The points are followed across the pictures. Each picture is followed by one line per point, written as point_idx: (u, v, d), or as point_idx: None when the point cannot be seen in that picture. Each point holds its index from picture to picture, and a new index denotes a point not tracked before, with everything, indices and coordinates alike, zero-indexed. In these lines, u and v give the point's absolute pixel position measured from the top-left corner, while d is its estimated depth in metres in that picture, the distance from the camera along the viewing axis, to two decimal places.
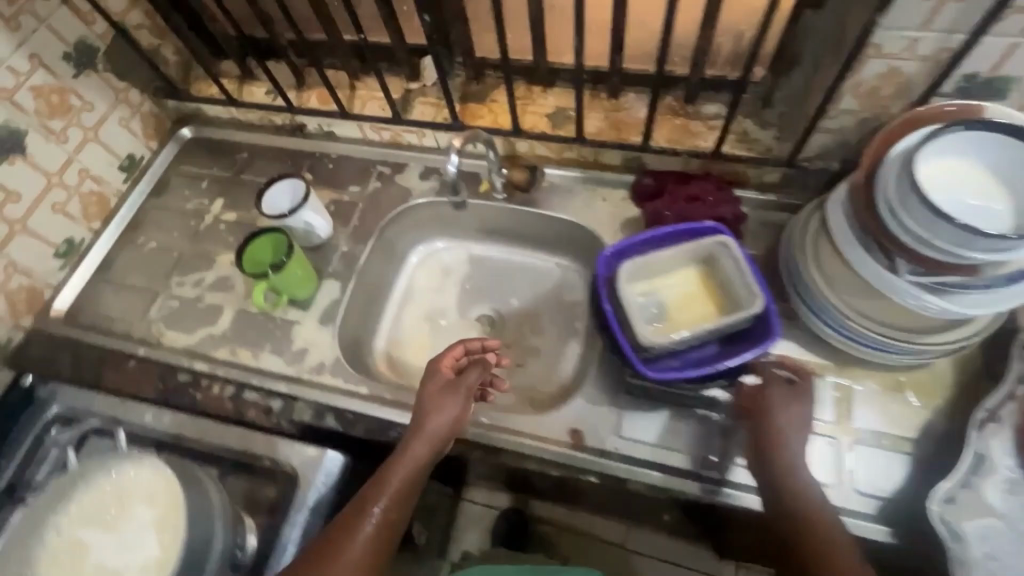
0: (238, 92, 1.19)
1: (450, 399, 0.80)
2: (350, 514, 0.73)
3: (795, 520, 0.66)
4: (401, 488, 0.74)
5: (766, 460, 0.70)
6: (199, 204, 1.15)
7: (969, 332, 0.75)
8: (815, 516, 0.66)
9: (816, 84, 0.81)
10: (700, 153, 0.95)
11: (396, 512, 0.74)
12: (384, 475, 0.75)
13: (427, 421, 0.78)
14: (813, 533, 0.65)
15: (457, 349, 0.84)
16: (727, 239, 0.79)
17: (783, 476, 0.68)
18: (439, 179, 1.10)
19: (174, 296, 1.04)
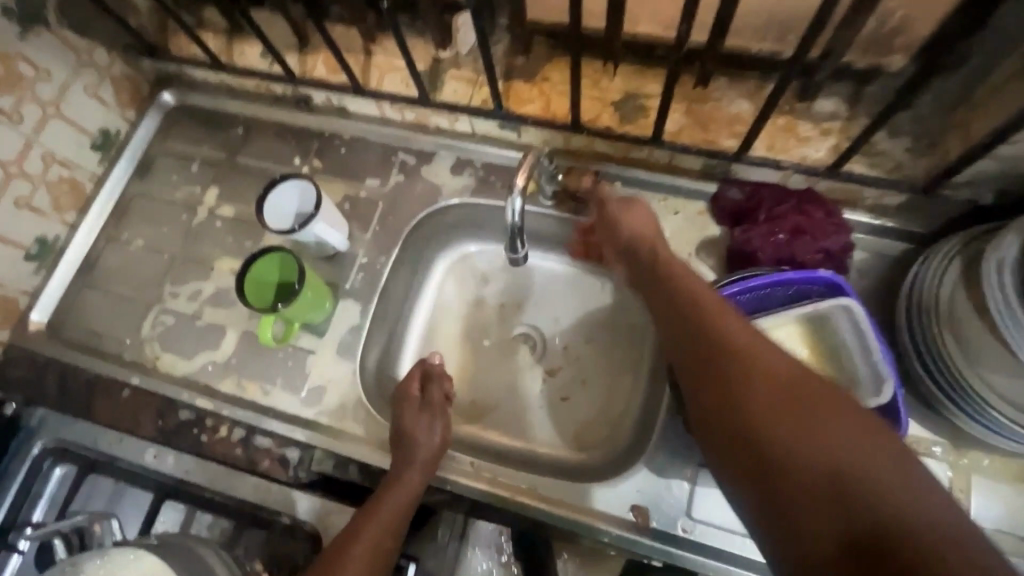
0: (226, 53, 0.96)
1: (424, 418, 0.74)
2: (338, 546, 0.65)
3: (747, 394, 0.51)
4: (393, 519, 0.67)
5: (688, 333, 0.59)
6: (189, 192, 0.98)
7: None
8: (753, 371, 0.53)
9: (996, 97, 0.61)
10: (809, 168, 0.76)
11: (389, 544, 0.66)
12: (377, 504, 0.68)
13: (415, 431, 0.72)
14: (749, 395, 0.51)
15: (415, 370, 0.79)
16: (851, 304, 0.64)
17: (725, 349, 0.55)
18: (474, 174, 0.91)
19: (169, 310, 0.90)
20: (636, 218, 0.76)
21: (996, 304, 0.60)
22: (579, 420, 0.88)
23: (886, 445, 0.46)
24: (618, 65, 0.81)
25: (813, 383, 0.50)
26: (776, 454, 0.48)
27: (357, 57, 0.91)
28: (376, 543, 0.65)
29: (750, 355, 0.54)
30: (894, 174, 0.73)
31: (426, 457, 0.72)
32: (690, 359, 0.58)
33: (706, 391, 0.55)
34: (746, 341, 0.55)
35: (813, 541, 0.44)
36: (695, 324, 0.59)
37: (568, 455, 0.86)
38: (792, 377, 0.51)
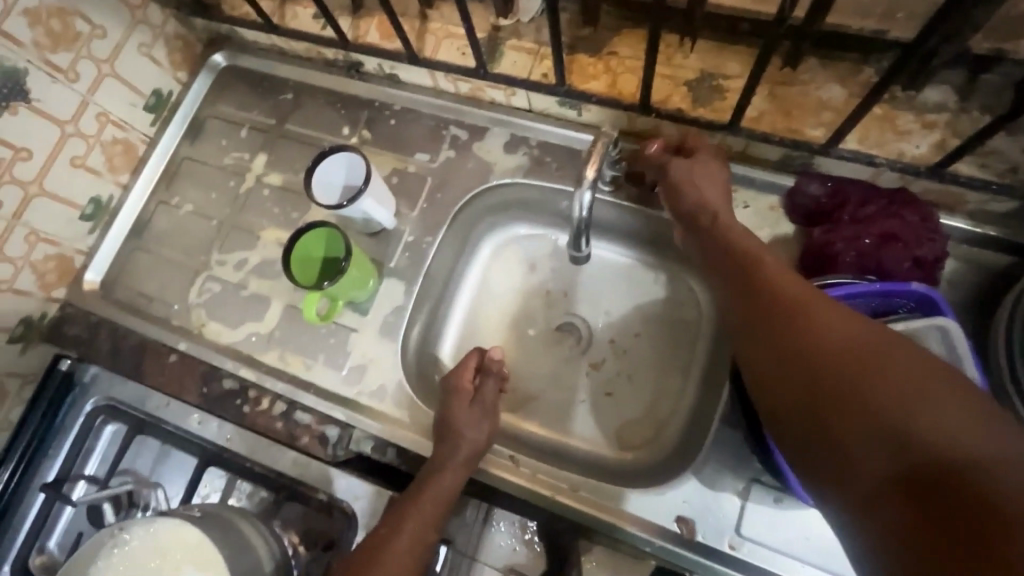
0: (280, 14, 0.92)
1: (473, 416, 0.74)
2: (380, 534, 0.66)
3: (824, 376, 0.49)
4: (434, 514, 0.68)
5: (758, 316, 0.56)
6: (238, 158, 0.96)
7: None
8: (844, 372, 0.48)
9: None
10: (907, 166, 0.67)
11: (430, 535, 0.67)
12: (418, 497, 0.68)
13: (461, 429, 0.72)
14: (839, 398, 0.48)
15: (471, 360, 0.78)
16: (949, 325, 0.59)
17: (796, 330, 0.53)
18: (528, 153, 0.86)
19: (215, 277, 0.90)
20: (710, 185, 0.70)
21: None
22: (622, 419, 0.84)
23: (994, 431, 0.42)
24: (694, 40, 0.74)
25: (908, 362, 0.46)
26: (859, 437, 0.46)
27: (413, 23, 0.86)
28: (419, 534, 0.66)
29: (834, 333, 0.50)
30: (1004, 178, 0.65)
31: (468, 454, 0.71)
32: (758, 341, 0.56)
33: (777, 373, 0.53)
34: (822, 323, 0.52)
35: (900, 535, 0.42)
36: (766, 305, 0.56)
37: (610, 452, 0.83)
38: (884, 355, 0.47)
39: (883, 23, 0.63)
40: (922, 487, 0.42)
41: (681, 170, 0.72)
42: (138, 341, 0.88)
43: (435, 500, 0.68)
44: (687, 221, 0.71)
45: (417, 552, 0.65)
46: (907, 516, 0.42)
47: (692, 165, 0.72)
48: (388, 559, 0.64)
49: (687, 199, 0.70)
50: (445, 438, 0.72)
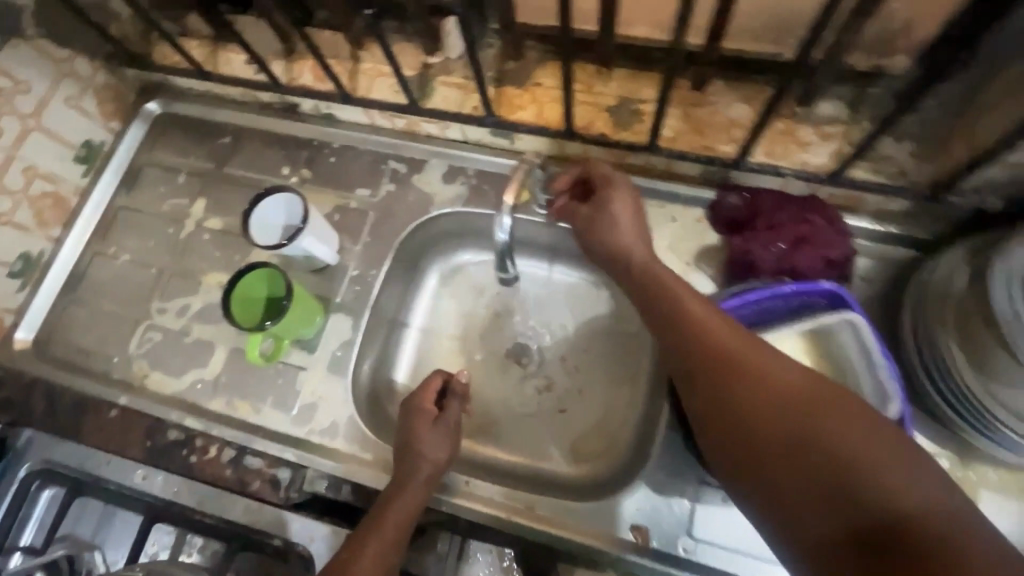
0: (212, 61, 0.94)
1: (434, 436, 0.72)
2: (341, 560, 0.63)
3: (772, 437, 0.49)
4: (395, 536, 0.65)
5: (702, 363, 0.55)
6: (176, 204, 0.96)
7: None
8: (787, 430, 0.48)
9: (1000, 103, 0.59)
10: (808, 173, 0.73)
11: (392, 557, 0.65)
12: (380, 518, 0.66)
13: (420, 447, 0.71)
14: (788, 456, 0.47)
15: (436, 380, 0.76)
16: (855, 318, 0.61)
17: (744, 378, 0.52)
18: (467, 182, 0.88)
19: (156, 326, 0.88)
20: (624, 220, 0.69)
21: (1002, 312, 0.57)
22: (578, 434, 0.86)
23: (931, 484, 0.43)
24: (613, 69, 0.79)
25: (845, 415, 0.47)
26: (811, 499, 0.46)
27: (345, 64, 0.89)
28: (381, 555, 0.64)
29: (776, 388, 0.50)
30: (896, 179, 0.71)
31: (429, 473, 0.70)
32: (705, 390, 0.54)
33: (728, 425, 0.52)
34: (767, 371, 0.51)
35: None
36: (708, 358, 0.55)
37: (566, 467, 0.84)
38: (824, 409, 0.48)
39: (775, 46, 0.68)
40: (874, 549, 0.42)
41: (594, 215, 0.71)
42: (76, 398, 0.85)
43: (398, 521, 0.66)
44: (613, 268, 0.70)
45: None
46: None
47: (601, 203, 0.71)
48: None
49: (609, 243, 0.69)
50: (404, 457, 0.71)
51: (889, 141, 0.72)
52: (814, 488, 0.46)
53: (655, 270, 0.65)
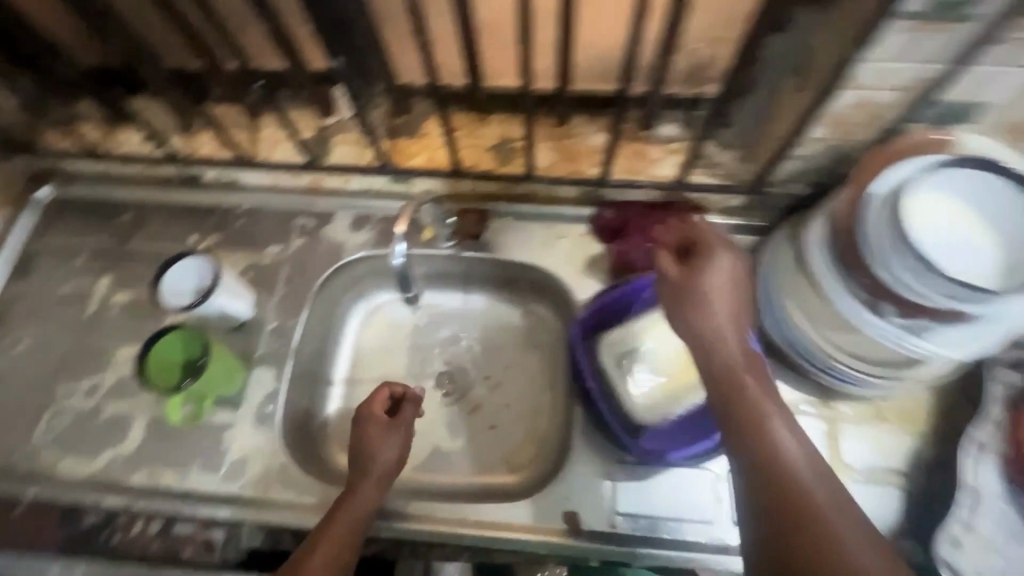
0: (107, 140, 0.97)
1: (388, 438, 0.73)
2: (299, 556, 0.65)
3: (806, 538, 0.52)
4: (350, 529, 0.67)
5: (739, 427, 0.57)
6: (79, 285, 0.95)
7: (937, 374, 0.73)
8: (821, 541, 0.52)
9: (783, 111, 0.75)
10: (660, 183, 0.88)
11: (346, 555, 0.66)
12: (335, 513, 0.69)
13: (370, 450, 0.72)
14: (817, 556, 0.51)
15: (381, 391, 0.75)
16: None
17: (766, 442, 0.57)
18: (374, 227, 0.95)
19: (64, 410, 0.85)
20: (720, 278, 0.62)
21: (819, 273, 0.71)
22: (510, 447, 0.91)
23: None
24: (490, 114, 0.91)
25: (868, 543, 0.52)
26: None
27: (245, 133, 0.95)
28: (335, 556, 0.66)
29: (817, 497, 0.54)
30: (729, 179, 0.87)
31: (383, 467, 0.72)
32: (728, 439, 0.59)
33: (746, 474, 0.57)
34: (790, 441, 0.56)
35: None
36: (760, 450, 0.56)
37: (502, 477, 0.89)
38: (849, 532, 0.52)
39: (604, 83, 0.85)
40: None
41: (689, 275, 0.62)
42: None
43: (354, 514, 0.68)
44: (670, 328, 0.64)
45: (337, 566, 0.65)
46: None
47: (711, 265, 0.62)
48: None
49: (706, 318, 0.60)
50: (355, 463, 0.72)
51: (719, 150, 0.87)
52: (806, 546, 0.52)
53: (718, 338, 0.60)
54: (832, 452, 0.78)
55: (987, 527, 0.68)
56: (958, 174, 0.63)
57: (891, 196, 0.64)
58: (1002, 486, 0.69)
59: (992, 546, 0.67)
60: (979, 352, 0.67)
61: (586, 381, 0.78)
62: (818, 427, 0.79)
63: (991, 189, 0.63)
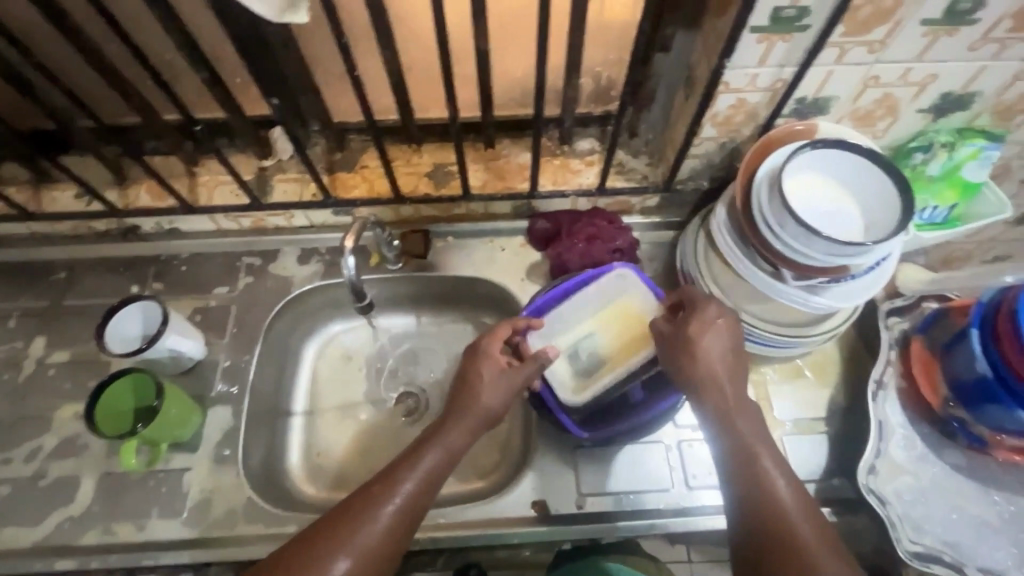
0: (35, 202, 0.95)
1: (501, 382, 0.71)
2: (371, 492, 0.60)
3: (773, 535, 0.57)
4: (431, 474, 0.63)
5: (723, 441, 0.63)
6: (10, 349, 0.91)
7: (836, 324, 0.84)
8: (786, 541, 0.56)
9: (678, 118, 0.87)
10: (586, 190, 0.96)
11: (421, 503, 0.61)
12: (416, 454, 0.64)
13: (475, 394, 0.69)
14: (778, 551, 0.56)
15: (502, 331, 0.76)
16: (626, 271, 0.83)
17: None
18: (321, 260, 0.99)
19: (3, 480, 0.81)
20: (713, 332, 0.68)
21: (727, 251, 0.81)
22: (476, 455, 0.93)
23: None
24: (422, 143, 0.98)
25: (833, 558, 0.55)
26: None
27: (183, 180, 0.96)
28: (413, 500, 0.61)
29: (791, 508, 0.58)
30: (643, 182, 0.96)
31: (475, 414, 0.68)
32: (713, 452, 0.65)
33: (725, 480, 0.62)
34: (769, 457, 0.61)
35: None
36: (742, 450, 0.61)
37: (470, 484, 0.91)
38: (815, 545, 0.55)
39: (520, 107, 0.95)
40: None
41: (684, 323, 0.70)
42: None
43: (438, 456, 0.64)
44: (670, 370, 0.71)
45: (412, 513, 0.60)
46: None
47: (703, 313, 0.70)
48: (372, 520, 0.58)
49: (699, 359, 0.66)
50: (454, 403, 0.70)
51: (631, 157, 0.98)
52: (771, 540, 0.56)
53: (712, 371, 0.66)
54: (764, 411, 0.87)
55: (897, 451, 0.80)
56: (820, 152, 0.76)
57: (772, 176, 0.76)
58: (904, 416, 0.82)
59: (902, 468, 0.79)
60: (865, 298, 0.79)
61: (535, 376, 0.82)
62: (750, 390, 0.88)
63: (847, 162, 0.76)
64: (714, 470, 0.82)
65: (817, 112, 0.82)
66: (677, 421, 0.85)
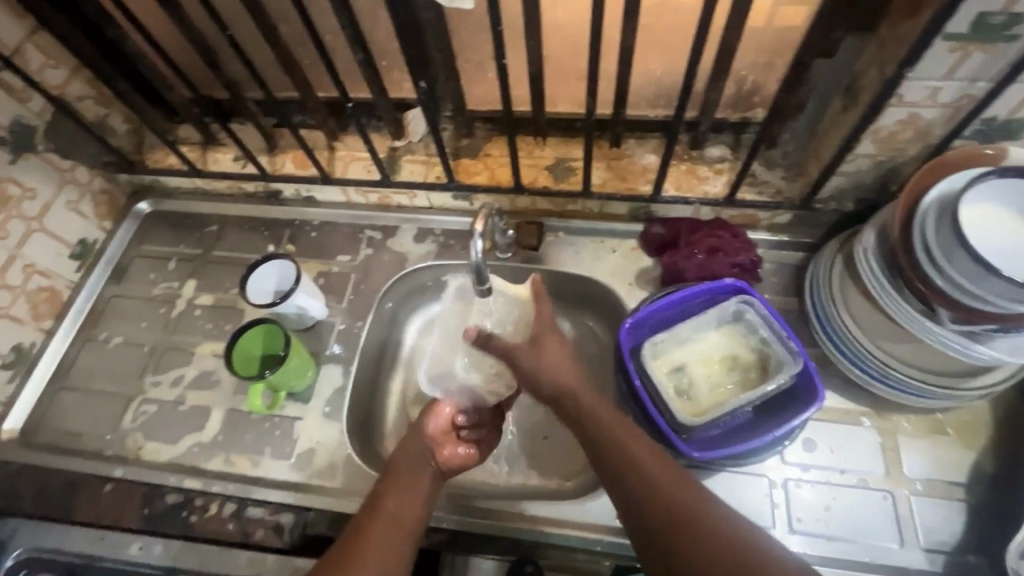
0: (202, 161, 1.07)
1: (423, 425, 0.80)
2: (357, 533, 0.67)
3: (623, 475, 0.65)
4: (400, 509, 0.70)
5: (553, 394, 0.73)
6: (167, 288, 1.04)
7: (995, 380, 0.74)
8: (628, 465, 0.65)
9: (832, 130, 0.80)
10: (711, 200, 0.91)
11: (400, 530, 0.68)
12: (380, 501, 0.70)
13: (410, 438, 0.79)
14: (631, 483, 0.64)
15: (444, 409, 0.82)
16: (750, 297, 0.79)
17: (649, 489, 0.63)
18: (435, 241, 1.03)
19: (151, 399, 0.93)
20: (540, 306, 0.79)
21: (871, 283, 0.74)
22: (562, 457, 0.92)
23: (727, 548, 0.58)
24: (546, 137, 0.98)
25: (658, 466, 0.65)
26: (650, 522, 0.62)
27: (323, 152, 1.03)
28: (390, 535, 0.67)
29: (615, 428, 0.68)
30: (777, 197, 0.90)
31: (414, 461, 0.76)
32: (615, 484, 0.66)
33: (637, 518, 0.63)
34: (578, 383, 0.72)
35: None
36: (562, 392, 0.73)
37: (552, 482, 0.91)
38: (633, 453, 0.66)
39: (652, 108, 0.93)
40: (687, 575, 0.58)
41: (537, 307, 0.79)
42: (70, 479, 0.87)
43: (396, 497, 0.71)
44: (554, 399, 0.73)
45: (396, 545, 0.67)
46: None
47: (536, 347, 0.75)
48: (366, 557, 0.64)
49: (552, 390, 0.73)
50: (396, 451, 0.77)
51: (766, 169, 0.91)
52: (655, 517, 0.62)
53: (565, 387, 0.72)
54: (890, 464, 0.78)
55: None
56: (1011, 182, 0.66)
57: (943, 203, 0.67)
58: None
59: None
60: None
61: (635, 379, 0.78)
62: (874, 439, 0.79)
63: None
64: (823, 516, 0.75)
65: (1005, 135, 0.72)
66: (785, 458, 0.79)
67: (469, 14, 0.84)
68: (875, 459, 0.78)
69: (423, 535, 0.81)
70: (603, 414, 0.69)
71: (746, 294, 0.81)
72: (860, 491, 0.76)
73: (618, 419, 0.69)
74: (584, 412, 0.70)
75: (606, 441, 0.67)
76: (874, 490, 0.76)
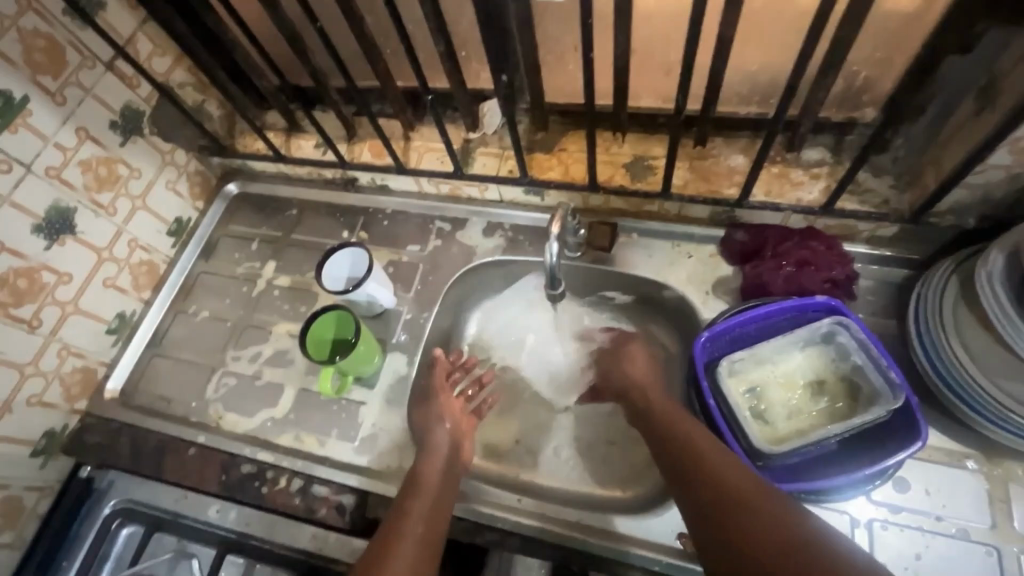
0: (286, 147, 1.11)
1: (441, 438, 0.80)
2: (390, 537, 0.68)
3: (664, 424, 0.73)
4: (423, 535, 0.69)
5: (626, 375, 0.84)
6: (250, 267, 1.09)
7: None
8: (669, 415, 0.74)
9: (960, 137, 0.71)
10: (806, 208, 0.83)
11: (431, 535, 0.69)
12: (406, 521, 0.70)
13: (434, 447, 0.79)
14: (671, 425, 0.72)
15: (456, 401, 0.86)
16: (847, 318, 0.72)
17: (707, 468, 0.65)
18: (504, 235, 1.01)
19: (231, 372, 0.99)
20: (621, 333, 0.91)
21: (992, 311, 0.66)
22: (623, 467, 0.90)
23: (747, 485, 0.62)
24: (626, 133, 0.94)
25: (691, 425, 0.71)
26: (682, 450, 0.68)
27: (399, 142, 1.04)
28: (421, 538, 0.69)
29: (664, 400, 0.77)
30: (882, 208, 0.81)
31: (441, 485, 0.75)
32: (652, 428, 0.74)
33: (674, 473, 0.68)
34: (643, 373, 0.83)
35: (687, 502, 0.65)
36: (624, 383, 0.83)
37: (610, 492, 0.88)
38: (671, 412, 0.74)
39: (743, 106, 0.86)
40: (708, 494, 0.63)
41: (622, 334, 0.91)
42: (158, 440, 0.94)
43: (424, 521, 0.70)
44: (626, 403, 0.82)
45: (420, 562, 0.67)
46: (694, 500, 0.64)
47: (615, 353, 0.88)
48: (397, 560, 0.66)
49: (625, 382, 0.83)
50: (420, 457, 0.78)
51: (872, 177, 0.83)
52: (682, 445, 0.69)
53: (634, 383, 0.82)
54: (999, 516, 0.69)
55: None
56: None
57: None
58: None
59: None
60: None
61: (708, 400, 0.73)
62: (980, 485, 0.71)
63: None
64: (913, 565, 0.68)
65: None
66: (871, 496, 0.72)
67: (557, 5, 0.80)
68: (981, 509, 0.70)
69: (476, 531, 0.80)
70: (657, 405, 0.76)
71: (842, 315, 0.73)
72: (960, 542, 0.69)
73: (670, 410, 0.75)
74: (639, 394, 0.80)
75: (653, 402, 0.78)
76: (976, 543, 0.68)
